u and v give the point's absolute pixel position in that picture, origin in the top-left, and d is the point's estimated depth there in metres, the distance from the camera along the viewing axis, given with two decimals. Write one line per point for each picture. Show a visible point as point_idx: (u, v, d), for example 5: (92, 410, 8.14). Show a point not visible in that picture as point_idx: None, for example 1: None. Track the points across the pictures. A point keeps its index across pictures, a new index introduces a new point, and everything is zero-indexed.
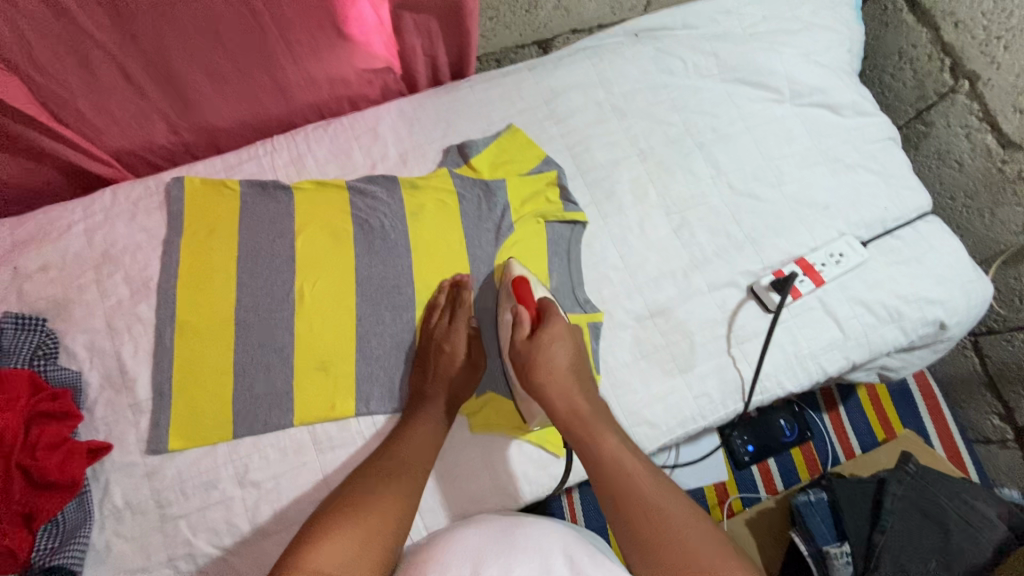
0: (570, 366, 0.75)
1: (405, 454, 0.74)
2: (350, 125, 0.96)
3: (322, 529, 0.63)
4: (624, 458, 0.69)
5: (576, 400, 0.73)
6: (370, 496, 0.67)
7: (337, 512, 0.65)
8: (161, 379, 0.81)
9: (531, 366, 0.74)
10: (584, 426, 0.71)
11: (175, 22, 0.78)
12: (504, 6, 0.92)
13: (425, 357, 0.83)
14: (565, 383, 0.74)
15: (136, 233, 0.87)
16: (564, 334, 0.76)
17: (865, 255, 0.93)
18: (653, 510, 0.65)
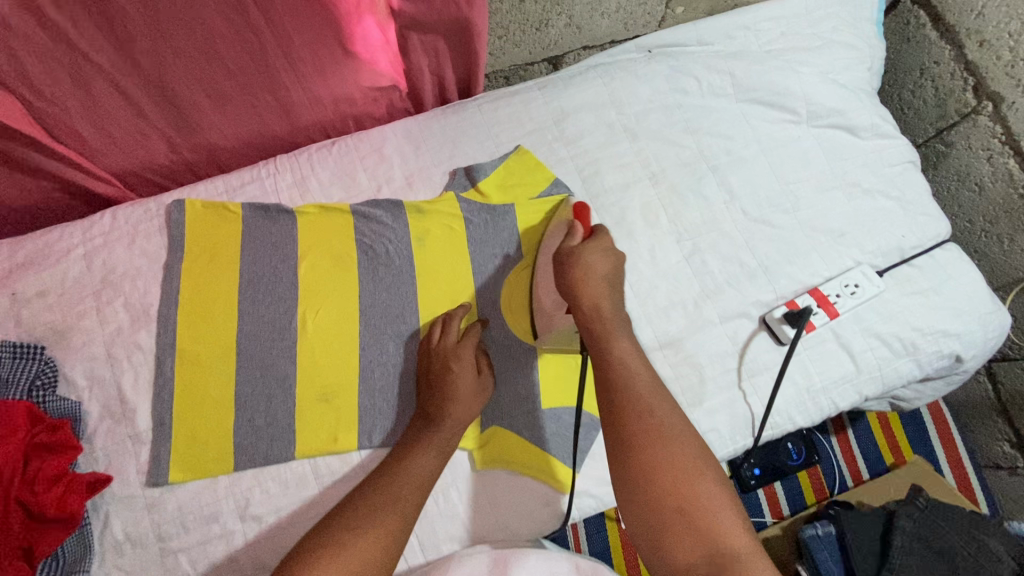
0: (606, 276, 0.75)
1: (399, 487, 0.70)
2: (355, 145, 0.94)
3: (300, 570, 0.60)
4: (632, 362, 0.68)
5: (603, 303, 0.72)
6: (364, 514, 0.66)
7: (320, 551, 0.62)
8: (161, 409, 0.79)
9: (567, 265, 0.75)
10: (605, 327, 0.71)
11: (174, 41, 0.75)
12: (514, 25, 0.88)
13: (430, 379, 0.79)
14: (596, 288, 0.73)
15: (135, 257, 0.85)
16: (609, 249, 0.77)
17: (880, 286, 0.91)
18: (648, 415, 0.63)
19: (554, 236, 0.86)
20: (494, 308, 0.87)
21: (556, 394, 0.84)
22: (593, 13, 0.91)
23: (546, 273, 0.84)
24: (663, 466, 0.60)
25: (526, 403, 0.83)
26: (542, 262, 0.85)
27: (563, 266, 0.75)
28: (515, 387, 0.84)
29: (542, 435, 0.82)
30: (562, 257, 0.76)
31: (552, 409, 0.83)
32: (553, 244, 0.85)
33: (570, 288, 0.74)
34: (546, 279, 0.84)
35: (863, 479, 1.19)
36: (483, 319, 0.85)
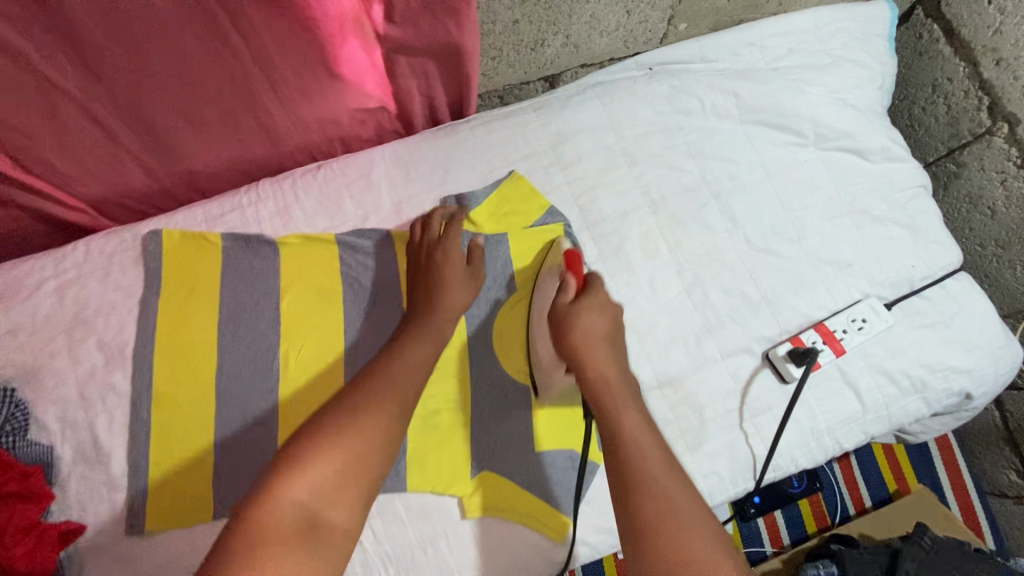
0: (606, 336, 0.73)
1: (396, 373, 0.69)
2: (341, 170, 0.89)
3: (302, 445, 0.59)
4: (643, 436, 0.64)
5: (610, 373, 0.70)
6: (350, 416, 0.62)
7: (322, 427, 0.61)
8: (138, 454, 0.76)
9: (566, 329, 0.73)
10: (612, 396, 0.68)
11: (146, 65, 0.70)
12: (508, 46, 0.83)
13: (420, 274, 0.81)
14: (600, 352, 0.72)
15: (110, 292, 0.82)
16: (606, 305, 0.75)
17: (889, 320, 0.87)
18: (665, 495, 0.59)
19: (547, 284, 0.84)
20: (486, 346, 0.83)
21: (552, 437, 0.80)
22: (592, 32, 0.86)
23: (542, 326, 0.82)
24: (678, 552, 0.55)
25: (518, 447, 0.80)
26: (537, 315, 0.83)
27: (560, 328, 0.74)
28: (507, 429, 0.80)
29: (535, 481, 0.79)
30: (559, 318, 0.74)
31: (546, 453, 0.80)
32: (549, 293, 0.83)
33: (572, 353, 0.72)
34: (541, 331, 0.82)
35: (865, 507, 1.17)
36: (481, 240, 0.85)
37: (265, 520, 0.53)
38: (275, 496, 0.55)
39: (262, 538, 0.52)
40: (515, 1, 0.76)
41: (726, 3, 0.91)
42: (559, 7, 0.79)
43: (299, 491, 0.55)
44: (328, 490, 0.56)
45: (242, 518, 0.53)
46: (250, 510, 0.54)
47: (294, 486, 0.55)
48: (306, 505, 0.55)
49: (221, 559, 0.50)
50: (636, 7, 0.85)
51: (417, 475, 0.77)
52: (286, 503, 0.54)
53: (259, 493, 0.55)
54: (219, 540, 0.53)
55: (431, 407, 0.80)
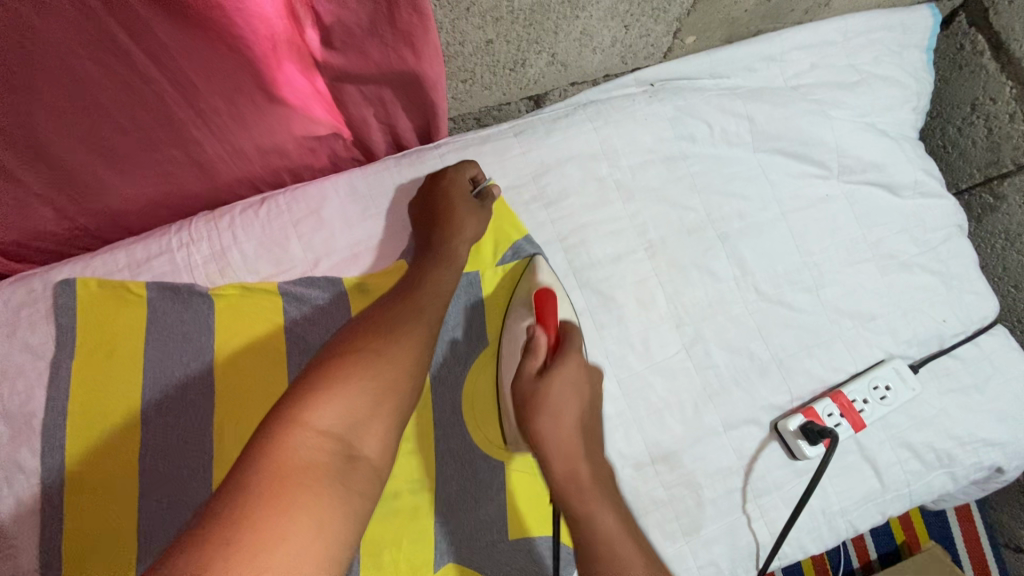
0: (579, 426, 0.66)
1: (423, 306, 0.63)
2: (288, 205, 0.76)
3: (327, 373, 0.53)
4: (621, 544, 0.60)
5: (581, 467, 0.64)
6: (381, 343, 0.57)
7: (346, 359, 0.54)
8: (47, 548, 0.66)
9: (529, 416, 0.65)
10: (585, 505, 0.62)
11: (37, 99, 0.58)
12: (481, 67, 0.70)
13: (430, 219, 0.72)
14: (571, 442, 0.65)
15: (16, 352, 0.70)
16: (578, 380, 0.66)
17: (916, 387, 0.77)
18: None
19: (516, 326, 0.71)
20: (455, 416, 0.72)
21: (522, 518, 0.71)
22: (583, 49, 0.73)
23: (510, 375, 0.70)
24: None
25: (490, 533, 0.70)
26: (506, 356, 0.71)
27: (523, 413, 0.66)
28: (478, 512, 0.70)
29: (508, 572, 0.69)
30: (523, 398, 0.66)
31: (520, 540, 0.70)
32: (517, 340, 0.71)
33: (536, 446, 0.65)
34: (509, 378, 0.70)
35: (871, 559, 1.09)
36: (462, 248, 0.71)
37: (296, 448, 0.47)
38: (302, 422, 0.49)
39: (293, 468, 0.46)
40: (486, 19, 0.63)
41: (743, 13, 0.78)
42: (543, 23, 0.66)
43: (329, 420, 0.50)
44: (359, 423, 0.52)
45: (264, 446, 0.47)
46: (276, 436, 0.48)
47: (322, 416, 0.50)
48: (340, 434, 0.50)
49: (244, 486, 0.45)
50: (636, 21, 0.71)
51: (370, 568, 0.67)
52: (315, 432, 0.49)
53: (283, 417, 0.49)
54: (237, 468, 0.47)
55: (388, 489, 0.70)
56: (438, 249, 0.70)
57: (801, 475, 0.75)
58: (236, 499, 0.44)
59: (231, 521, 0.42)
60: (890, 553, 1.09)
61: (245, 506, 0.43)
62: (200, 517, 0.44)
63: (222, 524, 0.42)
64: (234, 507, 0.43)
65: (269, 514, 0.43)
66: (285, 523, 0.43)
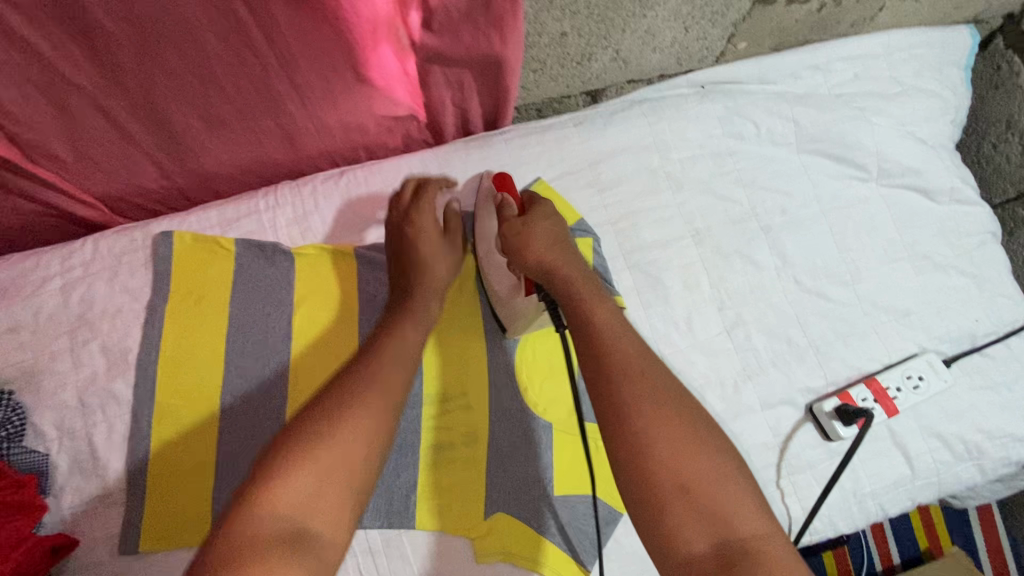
0: (562, 238, 0.67)
1: (386, 365, 0.62)
2: (365, 179, 0.83)
3: (283, 452, 0.53)
4: (614, 332, 0.58)
5: (567, 273, 0.63)
6: (335, 414, 0.56)
7: (294, 438, 0.54)
8: (134, 469, 0.72)
9: (521, 243, 0.65)
10: (582, 301, 0.60)
11: (163, 64, 0.65)
12: (553, 58, 0.77)
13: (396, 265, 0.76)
14: (553, 255, 0.64)
15: (117, 294, 0.77)
16: (550, 213, 0.69)
17: (948, 379, 0.80)
18: (641, 394, 0.53)
19: (486, 219, 0.76)
20: (508, 376, 0.78)
21: (567, 477, 0.75)
22: (645, 48, 0.80)
23: (495, 262, 0.75)
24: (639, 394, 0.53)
25: (537, 488, 0.74)
26: (486, 249, 0.76)
27: (514, 244, 0.66)
28: (527, 469, 0.75)
29: (554, 527, 0.73)
30: (511, 235, 0.67)
31: (565, 498, 0.74)
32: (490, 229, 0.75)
33: (541, 267, 0.63)
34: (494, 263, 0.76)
35: (893, 563, 1.10)
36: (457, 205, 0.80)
37: (249, 534, 0.47)
38: (254, 508, 0.49)
39: (247, 552, 0.46)
40: (565, 12, 0.69)
41: (794, 23, 0.84)
42: (613, 20, 0.73)
43: (280, 503, 0.49)
44: (311, 501, 0.51)
45: (216, 547, 0.47)
46: (231, 524, 0.48)
47: (277, 502, 0.50)
48: (290, 519, 0.49)
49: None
50: (696, 24, 0.78)
51: (425, 511, 0.73)
52: (269, 511, 0.49)
53: (239, 504, 0.50)
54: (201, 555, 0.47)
55: (444, 439, 0.75)
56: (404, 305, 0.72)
57: (834, 456, 0.78)
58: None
59: None
60: (912, 559, 1.11)
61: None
62: None
63: None
64: None
65: None
66: None
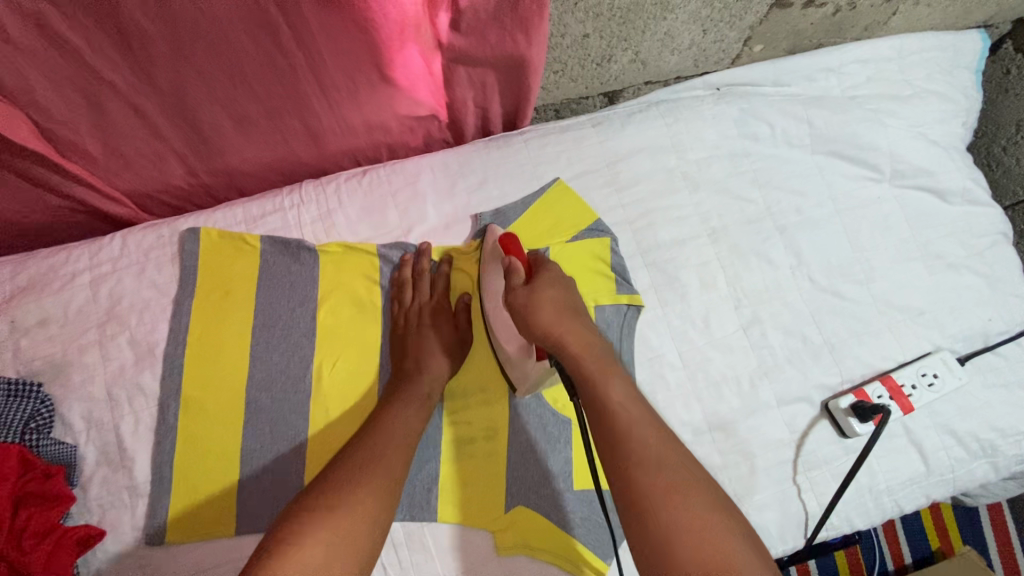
0: (570, 306, 0.66)
1: (389, 439, 0.66)
2: (387, 178, 0.85)
3: (297, 525, 0.55)
4: (635, 413, 0.58)
5: (580, 348, 0.62)
6: (347, 489, 0.59)
7: (303, 514, 0.56)
8: (160, 462, 0.73)
9: (530, 314, 0.65)
10: (595, 379, 0.60)
11: (195, 63, 0.66)
12: (573, 59, 0.79)
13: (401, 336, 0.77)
14: (568, 326, 0.64)
15: (144, 289, 0.79)
16: (558, 279, 0.68)
17: (962, 377, 0.81)
18: (659, 475, 0.54)
19: (492, 276, 0.76)
20: None
21: (587, 472, 0.76)
22: (663, 50, 0.81)
23: (502, 320, 0.74)
24: (659, 480, 0.54)
25: (557, 483, 0.75)
26: (493, 311, 0.75)
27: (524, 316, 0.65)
28: (548, 463, 0.76)
29: (575, 521, 0.74)
30: (519, 306, 0.66)
31: (585, 491, 0.75)
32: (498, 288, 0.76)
33: (549, 339, 0.63)
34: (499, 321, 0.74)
35: (905, 562, 1.11)
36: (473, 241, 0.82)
37: None
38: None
39: None
40: (588, 14, 0.71)
41: (809, 26, 0.85)
42: (634, 22, 0.74)
43: (294, 571, 0.52)
44: (323, 569, 0.53)
45: None
46: None
47: (291, 567, 0.52)
48: None
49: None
50: (714, 26, 0.79)
51: (447, 505, 0.74)
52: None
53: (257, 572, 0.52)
54: None
55: (465, 434, 0.77)
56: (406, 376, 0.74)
57: (849, 453, 0.79)
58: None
59: None
60: (924, 558, 1.11)
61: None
62: None
63: None
64: None
65: None
66: None
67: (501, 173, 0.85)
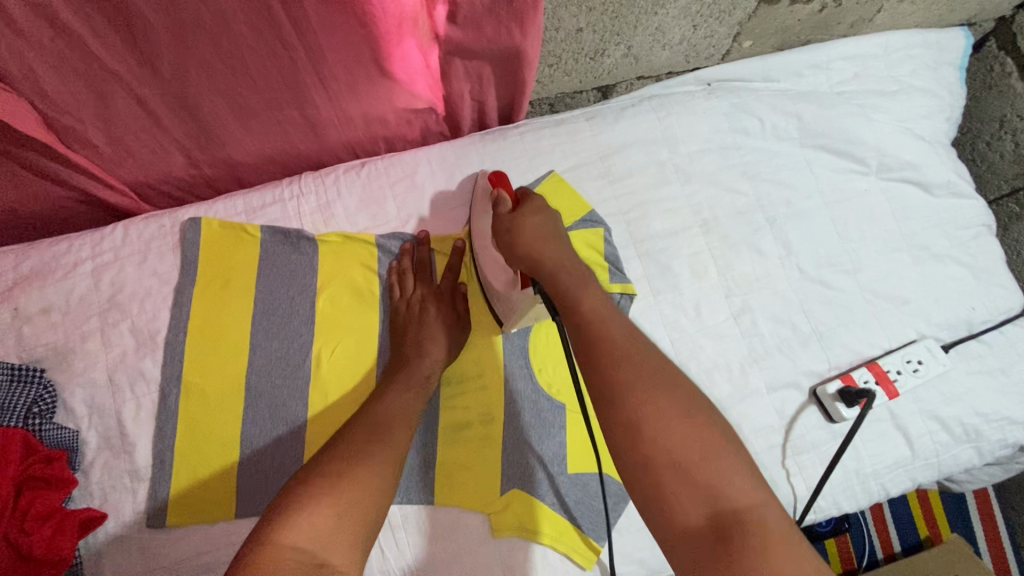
0: (554, 233, 0.67)
1: (387, 417, 0.68)
2: (385, 169, 0.87)
3: (299, 497, 0.57)
4: (606, 319, 0.57)
5: (558, 263, 0.63)
6: (349, 463, 0.61)
7: (304, 492, 0.57)
8: (161, 446, 0.74)
9: (513, 237, 0.66)
10: (570, 291, 0.60)
11: (198, 53, 0.68)
12: (568, 53, 0.81)
13: (400, 326, 0.78)
14: (547, 247, 0.64)
15: (145, 278, 0.80)
16: (544, 208, 0.69)
17: (946, 364, 0.83)
18: (630, 368, 0.53)
19: (483, 217, 0.79)
20: (524, 359, 0.80)
21: (579, 455, 0.77)
22: (655, 44, 0.84)
23: (491, 256, 0.77)
24: (628, 370, 0.53)
25: (552, 466, 0.77)
26: (483, 248, 0.78)
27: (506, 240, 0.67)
28: (542, 448, 0.77)
29: (567, 504, 0.75)
30: (504, 230, 0.67)
31: (579, 475, 0.77)
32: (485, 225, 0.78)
33: (527, 259, 0.64)
34: (489, 261, 0.78)
35: (894, 550, 1.13)
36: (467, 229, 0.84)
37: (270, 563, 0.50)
38: (274, 542, 0.52)
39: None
40: (582, 9, 0.73)
41: (796, 23, 0.87)
42: (626, 17, 0.76)
43: (297, 537, 0.53)
44: (328, 537, 0.54)
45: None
46: (252, 558, 0.51)
47: (295, 534, 0.53)
48: (307, 550, 0.52)
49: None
50: (704, 22, 0.82)
51: (443, 488, 0.75)
52: (284, 555, 0.51)
53: (262, 539, 0.53)
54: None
55: (461, 420, 0.78)
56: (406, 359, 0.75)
57: (836, 437, 0.81)
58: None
59: None
60: (912, 546, 1.13)
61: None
62: None
63: None
64: None
65: None
66: None
67: (498, 165, 0.87)
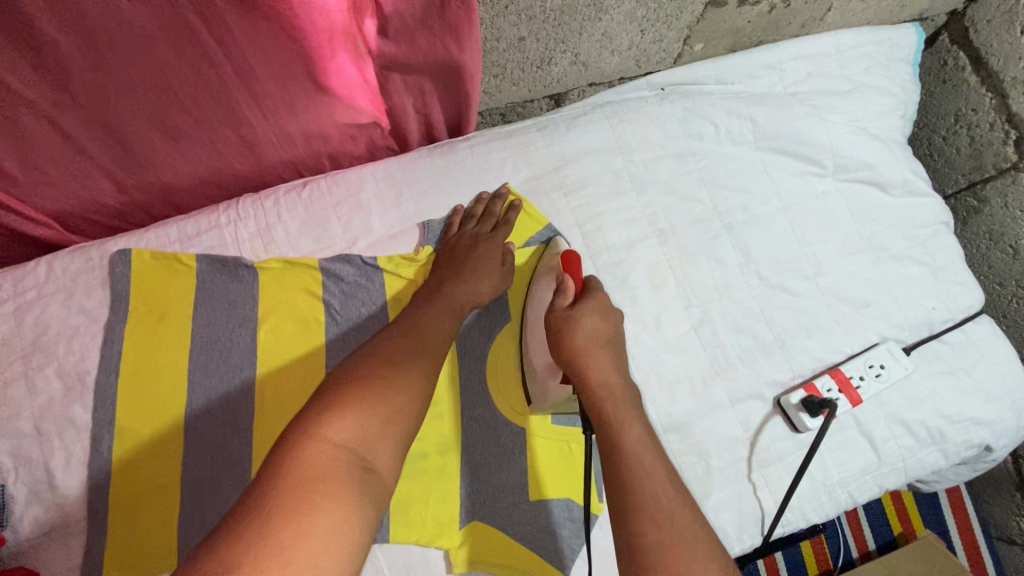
0: (607, 339, 0.66)
1: (425, 334, 0.66)
2: (329, 189, 0.83)
3: (339, 395, 0.55)
4: (646, 453, 0.59)
5: (613, 382, 0.63)
6: (391, 370, 0.59)
7: (339, 394, 0.55)
8: (95, 496, 0.70)
9: (561, 334, 0.65)
10: (615, 411, 0.61)
11: (117, 75, 0.63)
12: (512, 63, 0.78)
13: (446, 259, 0.77)
14: (601, 359, 0.64)
15: (73, 316, 0.75)
16: (608, 309, 0.68)
17: (909, 366, 0.82)
18: (667, 528, 0.53)
19: (541, 287, 0.76)
20: (480, 383, 0.77)
21: (544, 480, 0.75)
22: (603, 51, 0.81)
23: (538, 337, 0.74)
24: (664, 535, 0.52)
25: (512, 494, 0.74)
26: (533, 320, 0.75)
27: (557, 333, 0.66)
28: (500, 475, 0.74)
29: (529, 531, 0.73)
30: (554, 326, 0.67)
31: (541, 502, 0.74)
32: (545, 297, 0.75)
33: (570, 364, 0.65)
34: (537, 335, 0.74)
35: (868, 549, 1.13)
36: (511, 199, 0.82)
37: (314, 459, 0.49)
38: (316, 436, 0.51)
39: (314, 476, 0.47)
40: (521, 17, 0.70)
41: (746, 24, 0.85)
42: (569, 24, 0.74)
43: (340, 434, 0.51)
44: (372, 438, 0.53)
45: (276, 467, 0.48)
46: (296, 448, 0.50)
47: (337, 433, 0.51)
48: (353, 450, 0.51)
49: (249, 522, 0.44)
50: (651, 27, 0.79)
51: (399, 524, 0.72)
52: (330, 451, 0.50)
53: (304, 431, 0.51)
54: (265, 473, 0.48)
55: (417, 449, 0.74)
56: (445, 290, 0.73)
57: (802, 447, 0.80)
58: (222, 557, 0.41)
59: (258, 521, 0.43)
60: (887, 543, 1.13)
61: (238, 550, 0.42)
62: (226, 522, 0.45)
63: (247, 523, 0.44)
64: (264, 502, 0.45)
65: (288, 517, 0.44)
66: (317, 520, 0.44)
67: (447, 182, 0.84)
